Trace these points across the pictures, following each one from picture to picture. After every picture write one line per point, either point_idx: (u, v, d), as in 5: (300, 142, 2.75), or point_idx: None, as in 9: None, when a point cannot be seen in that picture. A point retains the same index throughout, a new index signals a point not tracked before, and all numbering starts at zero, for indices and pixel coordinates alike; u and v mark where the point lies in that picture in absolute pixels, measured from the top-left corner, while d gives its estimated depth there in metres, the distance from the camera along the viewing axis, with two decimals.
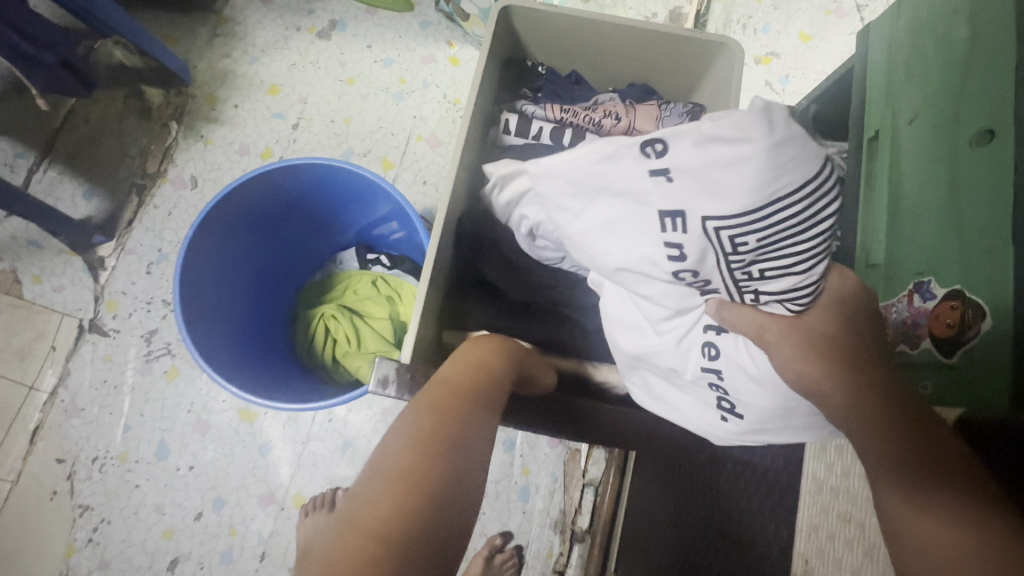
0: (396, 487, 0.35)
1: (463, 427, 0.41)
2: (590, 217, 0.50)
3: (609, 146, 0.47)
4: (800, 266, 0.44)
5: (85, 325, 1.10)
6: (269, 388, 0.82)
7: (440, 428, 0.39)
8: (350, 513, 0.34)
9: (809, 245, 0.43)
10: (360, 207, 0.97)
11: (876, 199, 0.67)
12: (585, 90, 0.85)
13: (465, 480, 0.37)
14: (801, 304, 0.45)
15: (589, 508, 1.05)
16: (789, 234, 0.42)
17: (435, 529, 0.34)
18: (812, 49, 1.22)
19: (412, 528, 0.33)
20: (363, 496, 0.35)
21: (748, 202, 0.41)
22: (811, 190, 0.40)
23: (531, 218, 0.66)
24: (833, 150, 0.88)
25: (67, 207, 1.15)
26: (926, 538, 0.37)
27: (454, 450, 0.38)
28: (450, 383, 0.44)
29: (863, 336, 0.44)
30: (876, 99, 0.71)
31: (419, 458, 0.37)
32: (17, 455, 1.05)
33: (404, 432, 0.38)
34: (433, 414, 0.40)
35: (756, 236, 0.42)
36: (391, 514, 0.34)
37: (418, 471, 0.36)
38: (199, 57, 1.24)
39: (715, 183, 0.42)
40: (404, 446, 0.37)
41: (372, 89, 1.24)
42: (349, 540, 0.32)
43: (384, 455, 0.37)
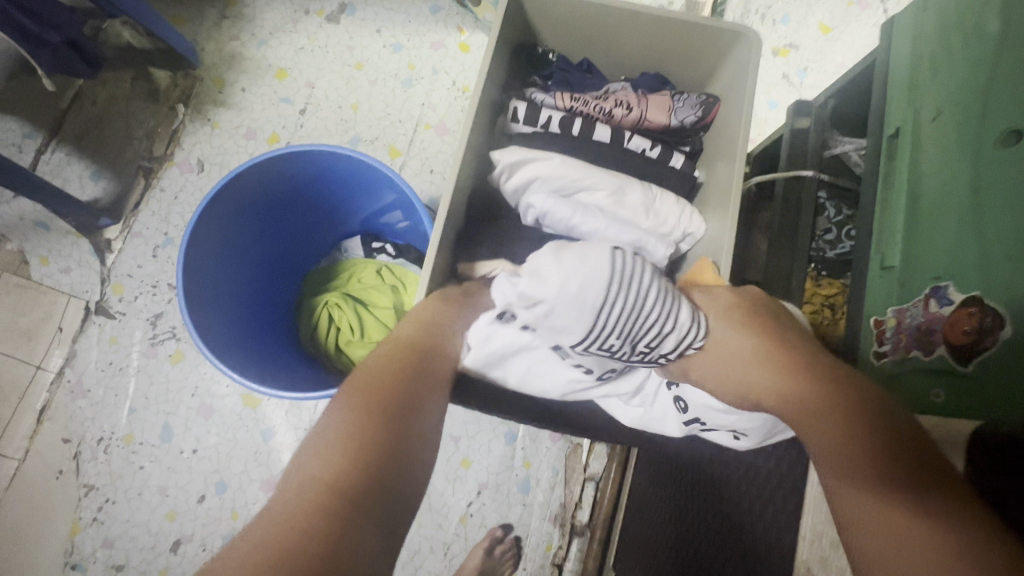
0: (347, 446, 0.43)
1: (406, 391, 0.49)
2: (515, 369, 0.61)
3: (482, 330, 0.59)
4: (660, 329, 0.50)
5: (91, 307, 1.11)
6: (275, 375, 0.83)
7: (392, 397, 0.49)
8: (307, 472, 0.42)
9: (654, 319, 0.50)
10: (366, 195, 0.96)
11: (895, 200, 0.64)
12: (596, 79, 0.84)
13: (409, 431, 0.47)
14: (697, 342, 0.52)
15: (590, 503, 1.05)
16: (630, 325, 0.49)
17: (382, 474, 0.43)
18: (832, 41, 1.18)
19: (360, 477, 0.42)
20: (317, 457, 0.43)
21: (584, 325, 0.49)
22: (610, 294, 0.48)
23: (537, 207, 0.71)
24: (849, 147, 0.86)
25: (74, 189, 1.15)
26: (889, 527, 0.40)
27: (397, 412, 0.47)
28: (391, 356, 0.53)
29: (785, 343, 0.52)
30: (898, 95, 0.69)
31: (365, 423, 0.45)
32: (24, 433, 1.06)
33: (360, 401, 0.47)
34: (378, 385, 0.49)
35: (617, 338, 0.50)
36: (342, 467, 0.42)
37: (364, 434, 0.45)
38: (207, 39, 1.23)
39: (557, 323, 0.50)
40: (353, 415, 0.46)
41: (381, 75, 1.22)
42: (304, 492, 0.40)
43: (334, 423, 0.46)
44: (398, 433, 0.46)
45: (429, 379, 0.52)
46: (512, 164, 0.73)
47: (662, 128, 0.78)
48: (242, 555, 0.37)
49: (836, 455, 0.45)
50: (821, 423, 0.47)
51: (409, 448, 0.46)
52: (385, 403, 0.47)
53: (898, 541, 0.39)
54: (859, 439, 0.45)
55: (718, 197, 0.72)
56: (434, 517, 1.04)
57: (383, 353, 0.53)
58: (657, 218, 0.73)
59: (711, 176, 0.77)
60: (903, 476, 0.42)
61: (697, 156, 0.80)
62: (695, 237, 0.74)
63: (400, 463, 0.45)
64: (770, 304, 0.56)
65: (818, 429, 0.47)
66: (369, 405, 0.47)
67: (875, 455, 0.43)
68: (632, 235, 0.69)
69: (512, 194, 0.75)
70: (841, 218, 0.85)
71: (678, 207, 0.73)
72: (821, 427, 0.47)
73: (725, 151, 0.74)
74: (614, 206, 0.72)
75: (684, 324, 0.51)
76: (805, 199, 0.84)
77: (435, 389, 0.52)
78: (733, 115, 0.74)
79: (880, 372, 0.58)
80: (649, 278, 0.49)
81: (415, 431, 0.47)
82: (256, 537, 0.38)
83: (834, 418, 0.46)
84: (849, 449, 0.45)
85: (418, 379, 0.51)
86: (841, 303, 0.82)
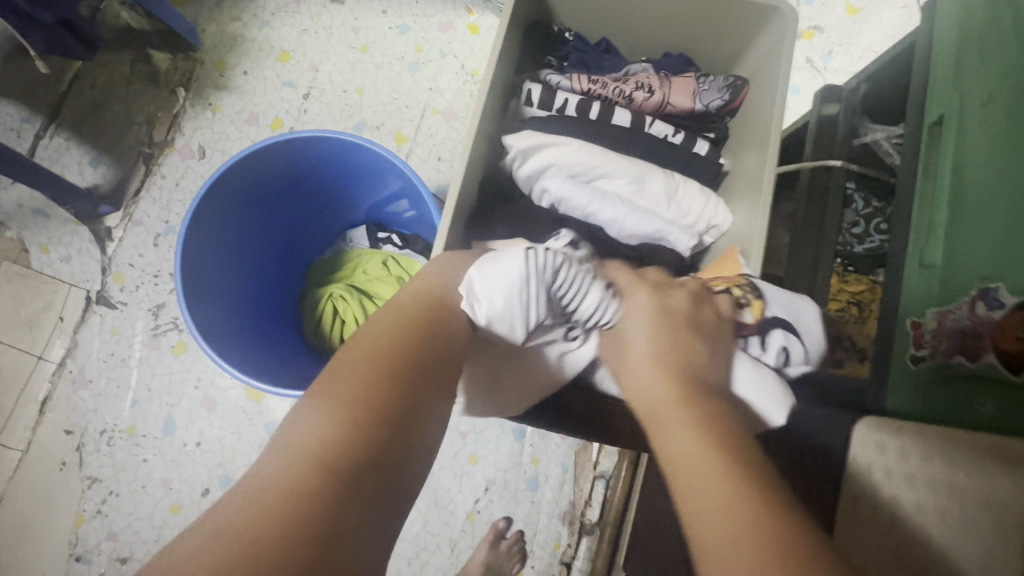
0: (343, 416, 0.38)
1: (415, 361, 0.45)
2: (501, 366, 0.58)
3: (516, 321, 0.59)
4: (572, 306, 0.53)
5: (92, 297, 1.08)
6: (285, 374, 0.80)
7: (393, 371, 0.43)
8: (292, 443, 0.36)
9: (567, 298, 0.53)
10: (371, 183, 0.92)
11: (936, 194, 0.61)
12: (615, 59, 0.79)
13: (410, 414, 0.41)
14: (607, 318, 0.53)
15: (600, 501, 1.02)
16: (554, 302, 0.53)
17: (382, 451, 0.38)
18: (858, 23, 1.13)
19: (357, 450, 0.37)
20: (306, 425, 0.38)
21: (522, 321, 0.52)
22: (527, 287, 0.51)
23: (553, 192, 0.68)
24: (880, 134, 0.82)
25: (74, 175, 1.12)
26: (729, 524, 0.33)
27: (400, 385, 0.42)
28: (399, 321, 0.48)
29: (676, 328, 0.50)
30: (941, 77, 0.64)
31: (367, 392, 0.40)
32: (27, 424, 1.05)
33: (358, 372, 0.42)
34: (379, 351, 0.44)
35: (547, 318, 0.53)
36: (336, 439, 0.37)
37: (365, 402, 0.40)
38: (208, 20, 1.19)
39: (504, 323, 0.52)
40: (352, 382, 0.41)
41: (386, 58, 1.18)
42: (289, 464, 0.35)
43: (331, 389, 0.41)
44: (404, 407, 0.41)
45: (442, 348, 0.48)
46: (525, 150, 0.68)
47: (686, 112, 0.74)
48: (205, 539, 0.31)
49: (695, 452, 0.38)
50: (673, 424, 0.41)
51: (415, 426, 0.41)
52: (384, 371, 0.43)
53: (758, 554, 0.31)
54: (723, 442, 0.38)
55: (747, 188, 0.69)
56: (441, 513, 1.03)
57: (387, 317, 0.49)
58: (679, 208, 0.69)
59: (739, 166, 0.73)
60: (770, 486, 0.35)
61: (722, 143, 0.77)
62: (719, 229, 0.70)
63: (406, 441, 0.40)
64: (672, 290, 0.54)
65: (670, 433, 0.40)
66: (371, 371, 0.42)
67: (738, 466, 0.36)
68: (654, 225, 0.67)
69: (524, 181, 0.70)
70: (870, 210, 0.81)
71: (703, 198, 0.69)
72: (678, 424, 0.41)
73: (755, 139, 0.70)
74: (635, 194, 0.69)
75: (592, 303, 0.52)
76: (833, 190, 0.79)
77: (444, 363, 0.47)
78: (764, 99, 0.70)
79: (915, 375, 0.57)
80: (550, 259, 0.52)
81: (423, 406, 0.43)
82: (224, 518, 0.32)
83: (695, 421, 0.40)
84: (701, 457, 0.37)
85: (422, 350, 0.46)
86: (868, 301, 0.79)
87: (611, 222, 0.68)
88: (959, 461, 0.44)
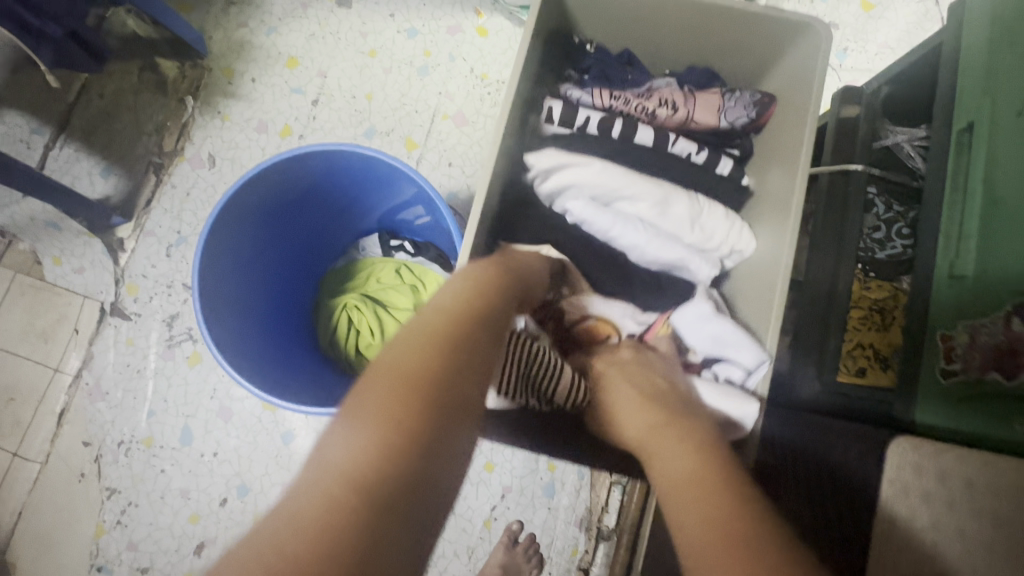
0: (380, 431, 0.37)
1: (457, 370, 0.42)
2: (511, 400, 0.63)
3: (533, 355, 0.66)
4: (555, 378, 0.61)
5: (106, 308, 1.09)
6: (303, 387, 0.80)
7: (433, 377, 0.41)
8: (331, 459, 0.36)
9: (551, 373, 0.61)
10: (383, 191, 0.91)
11: (967, 203, 0.62)
12: (637, 73, 0.78)
13: (452, 424, 0.40)
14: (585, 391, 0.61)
15: (616, 507, 1.03)
16: (538, 375, 0.60)
17: (418, 473, 0.37)
18: (874, 20, 1.11)
19: (393, 471, 0.36)
20: (342, 441, 0.37)
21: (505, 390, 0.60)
22: (516, 358, 0.59)
23: (575, 213, 0.70)
24: (902, 138, 0.81)
25: (85, 186, 1.12)
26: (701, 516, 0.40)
27: (442, 394, 0.40)
28: (439, 322, 0.46)
29: (653, 376, 0.59)
30: (970, 84, 0.64)
31: (408, 406, 0.39)
32: (45, 436, 1.05)
33: (397, 377, 0.40)
34: (421, 357, 0.42)
35: (530, 390, 0.61)
36: (373, 459, 0.36)
37: (404, 417, 0.38)
38: (215, 26, 1.18)
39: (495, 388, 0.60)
40: (392, 391, 0.39)
41: (395, 63, 1.17)
42: (324, 481, 0.35)
43: (372, 398, 0.39)
44: (443, 424, 0.39)
45: (483, 355, 0.45)
46: (547, 170, 0.70)
47: (711, 130, 0.74)
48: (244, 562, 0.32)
49: (680, 462, 0.45)
50: (671, 442, 0.48)
51: (453, 443, 0.40)
52: (425, 377, 0.40)
53: (717, 522, 0.39)
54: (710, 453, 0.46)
55: (773, 206, 0.68)
56: (458, 520, 1.03)
57: (430, 319, 0.46)
58: (703, 232, 0.70)
59: (763, 183, 0.72)
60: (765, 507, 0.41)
61: (746, 159, 0.76)
62: (742, 254, 0.70)
63: (443, 460, 0.39)
64: (646, 357, 0.63)
65: (665, 446, 0.48)
66: (411, 381, 0.40)
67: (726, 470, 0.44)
68: (675, 254, 0.69)
69: (546, 197, 0.72)
70: (891, 215, 0.79)
71: (728, 222, 0.70)
72: (666, 444, 0.48)
73: (782, 156, 0.69)
74: (657, 217, 0.70)
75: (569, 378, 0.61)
76: (854, 194, 0.78)
77: (485, 363, 0.45)
78: (790, 118, 0.70)
79: (945, 391, 0.59)
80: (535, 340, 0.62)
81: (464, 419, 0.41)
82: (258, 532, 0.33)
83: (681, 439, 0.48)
84: (695, 465, 0.45)
85: (462, 351, 0.44)
86: (891, 308, 0.77)
87: (632, 247, 0.69)
88: (976, 481, 0.48)
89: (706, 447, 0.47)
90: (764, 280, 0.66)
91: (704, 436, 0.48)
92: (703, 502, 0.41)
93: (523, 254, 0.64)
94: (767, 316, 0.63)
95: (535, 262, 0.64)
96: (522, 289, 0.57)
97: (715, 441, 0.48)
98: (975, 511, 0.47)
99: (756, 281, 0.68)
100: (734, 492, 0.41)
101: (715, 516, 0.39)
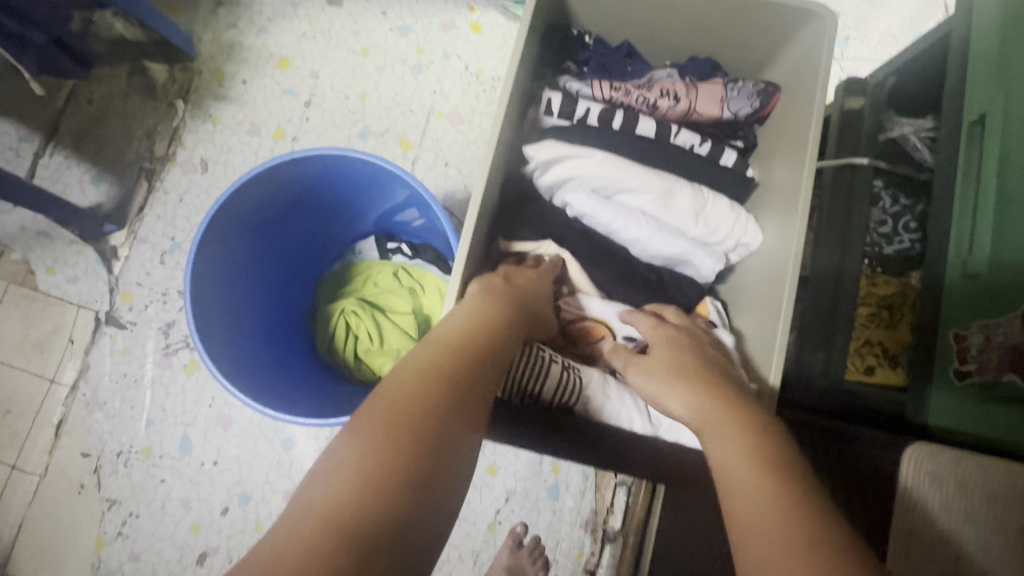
0: (362, 474, 0.37)
1: (444, 412, 0.43)
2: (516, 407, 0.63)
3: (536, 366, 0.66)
4: (566, 381, 0.62)
5: (102, 318, 1.07)
6: (300, 396, 0.78)
7: (417, 416, 0.42)
8: (309, 500, 0.36)
9: (563, 376, 0.62)
10: (377, 193, 0.89)
11: (981, 196, 0.64)
12: (638, 63, 0.77)
13: (441, 462, 0.40)
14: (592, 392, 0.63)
15: (622, 508, 1.02)
16: (551, 378, 0.62)
17: (398, 518, 0.36)
18: (875, 7, 1.09)
19: (378, 515, 0.36)
20: (323, 481, 0.37)
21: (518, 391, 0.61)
22: (531, 363, 0.61)
23: (575, 206, 0.69)
24: (907, 129, 0.80)
25: (76, 194, 1.10)
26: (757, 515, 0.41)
27: (427, 433, 0.41)
28: (429, 359, 0.47)
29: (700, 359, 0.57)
30: (981, 75, 0.65)
31: (392, 450, 0.39)
32: (43, 448, 1.04)
33: (380, 416, 0.41)
34: (410, 401, 0.42)
35: (541, 390, 0.61)
36: (353, 504, 0.36)
37: (387, 460, 0.38)
38: (204, 28, 1.16)
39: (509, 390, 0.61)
40: (378, 436, 0.40)
41: (389, 61, 1.15)
42: (303, 527, 0.35)
43: (358, 440, 0.40)
44: (428, 467, 0.39)
45: (473, 396, 0.46)
46: (546, 161, 0.68)
47: (713, 120, 0.72)
48: None
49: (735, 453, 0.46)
50: (721, 431, 0.48)
51: (440, 487, 0.40)
52: (407, 417, 0.41)
53: (775, 517, 0.40)
54: (761, 452, 0.45)
55: (779, 200, 0.66)
56: (462, 525, 1.02)
57: (423, 359, 0.47)
58: (707, 226, 0.68)
59: (768, 177, 0.70)
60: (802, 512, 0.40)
61: (750, 152, 0.74)
62: (748, 248, 0.68)
63: (428, 505, 0.38)
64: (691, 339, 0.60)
65: (720, 443, 0.48)
66: (396, 420, 0.41)
67: (774, 470, 0.44)
68: (678, 248, 0.68)
69: (546, 189, 0.71)
70: (898, 208, 0.78)
71: (733, 215, 0.68)
72: (722, 431, 0.48)
73: (788, 147, 0.67)
74: (660, 211, 0.69)
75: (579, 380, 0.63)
76: (859, 188, 0.77)
77: (473, 399, 0.46)
78: (798, 107, 0.67)
79: (960, 390, 0.61)
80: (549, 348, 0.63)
81: (450, 457, 0.41)
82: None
83: (734, 427, 0.48)
84: (742, 452, 0.46)
85: (449, 389, 0.44)
86: (899, 303, 0.76)
87: (634, 241, 0.69)
88: (970, 484, 0.53)
89: (760, 449, 0.46)
90: (771, 273, 0.64)
91: (753, 422, 0.48)
92: (751, 501, 0.42)
93: (522, 271, 0.63)
94: (776, 311, 0.61)
95: (542, 271, 0.65)
96: (528, 321, 0.58)
97: (768, 426, 0.48)
98: (972, 514, 0.52)
99: (763, 274, 0.66)
100: (782, 487, 0.42)
101: (783, 533, 0.39)
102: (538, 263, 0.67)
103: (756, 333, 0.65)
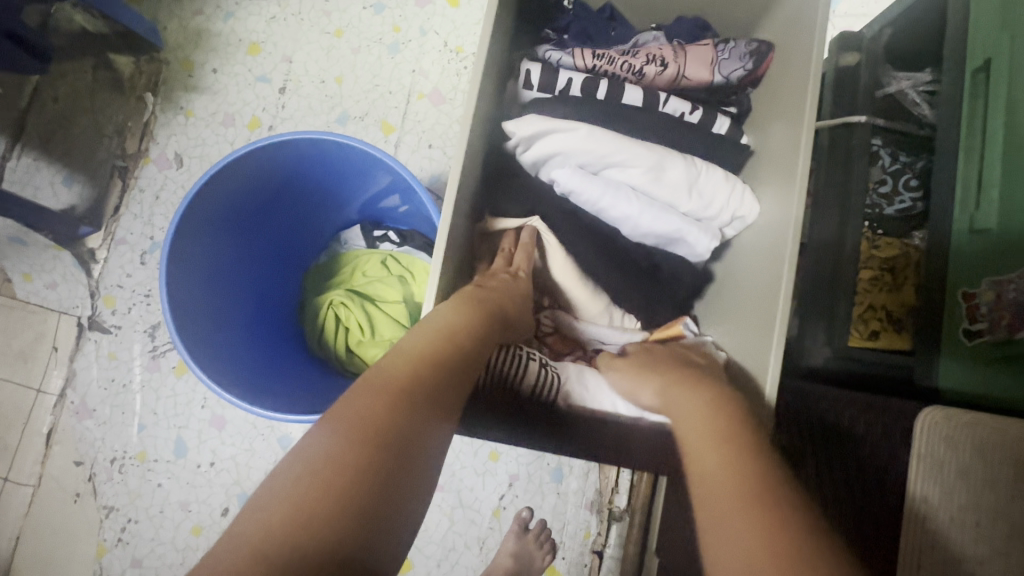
0: (301, 497, 0.35)
1: (406, 420, 0.41)
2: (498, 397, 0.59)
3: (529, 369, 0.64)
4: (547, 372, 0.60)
5: (85, 324, 1.04)
6: (284, 393, 0.75)
7: (381, 412, 0.40)
8: (263, 509, 0.35)
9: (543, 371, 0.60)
10: (357, 181, 0.86)
11: (988, 151, 0.62)
12: (622, 27, 0.75)
13: (410, 457, 0.39)
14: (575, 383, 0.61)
15: (627, 487, 1.00)
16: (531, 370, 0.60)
17: (361, 516, 0.35)
18: None
19: (340, 513, 0.35)
20: (278, 486, 0.36)
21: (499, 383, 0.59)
22: (508, 354, 0.59)
23: (562, 183, 0.66)
24: (904, 84, 0.77)
25: (47, 197, 1.05)
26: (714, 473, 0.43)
27: (393, 428, 0.40)
28: (396, 358, 0.46)
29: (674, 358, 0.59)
30: (986, 16, 0.63)
31: (344, 458, 0.37)
32: (35, 459, 1.02)
33: (342, 417, 0.40)
34: (371, 408, 0.40)
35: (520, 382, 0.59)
36: (290, 532, 0.34)
37: (347, 459, 0.37)
38: (168, 16, 1.11)
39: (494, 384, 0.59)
40: (333, 444, 0.38)
41: (363, 41, 1.10)
42: (243, 544, 0.33)
43: (297, 464, 0.37)
44: (385, 471, 0.38)
45: (432, 409, 0.43)
46: (528, 137, 0.64)
47: (703, 86, 0.69)
48: None
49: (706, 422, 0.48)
50: (687, 404, 0.51)
51: (405, 481, 0.38)
52: (371, 414, 0.40)
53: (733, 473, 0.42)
54: (723, 419, 0.48)
55: (778, 163, 0.63)
56: (466, 512, 1.01)
57: (381, 374, 0.44)
58: (701, 198, 0.65)
59: (764, 142, 0.67)
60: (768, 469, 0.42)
61: (743, 117, 0.71)
62: (744, 221, 0.66)
63: (382, 516, 0.36)
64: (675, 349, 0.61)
65: (687, 417, 0.50)
66: (361, 418, 0.40)
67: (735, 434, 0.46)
68: (671, 225, 0.65)
69: (530, 166, 0.67)
70: (897, 167, 0.76)
71: (728, 186, 0.65)
72: (687, 405, 0.51)
73: (785, 109, 0.64)
74: (650, 184, 0.65)
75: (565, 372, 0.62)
76: (857, 148, 0.74)
77: (442, 394, 0.45)
78: (794, 66, 0.64)
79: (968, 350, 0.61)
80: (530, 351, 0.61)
81: (418, 451, 0.40)
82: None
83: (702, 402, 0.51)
84: (706, 419, 0.49)
85: (414, 385, 0.43)
86: (902, 267, 0.74)
87: (624, 219, 0.65)
88: (991, 450, 0.53)
89: (724, 416, 0.48)
90: (768, 250, 0.61)
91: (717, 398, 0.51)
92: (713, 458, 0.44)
93: (496, 277, 0.62)
94: (777, 287, 0.58)
95: (519, 280, 0.63)
96: (505, 323, 0.57)
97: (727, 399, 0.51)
98: (988, 482, 0.52)
99: (760, 249, 0.63)
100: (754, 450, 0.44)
101: (745, 502, 0.40)
102: (512, 270, 0.63)
103: (749, 318, 0.63)
